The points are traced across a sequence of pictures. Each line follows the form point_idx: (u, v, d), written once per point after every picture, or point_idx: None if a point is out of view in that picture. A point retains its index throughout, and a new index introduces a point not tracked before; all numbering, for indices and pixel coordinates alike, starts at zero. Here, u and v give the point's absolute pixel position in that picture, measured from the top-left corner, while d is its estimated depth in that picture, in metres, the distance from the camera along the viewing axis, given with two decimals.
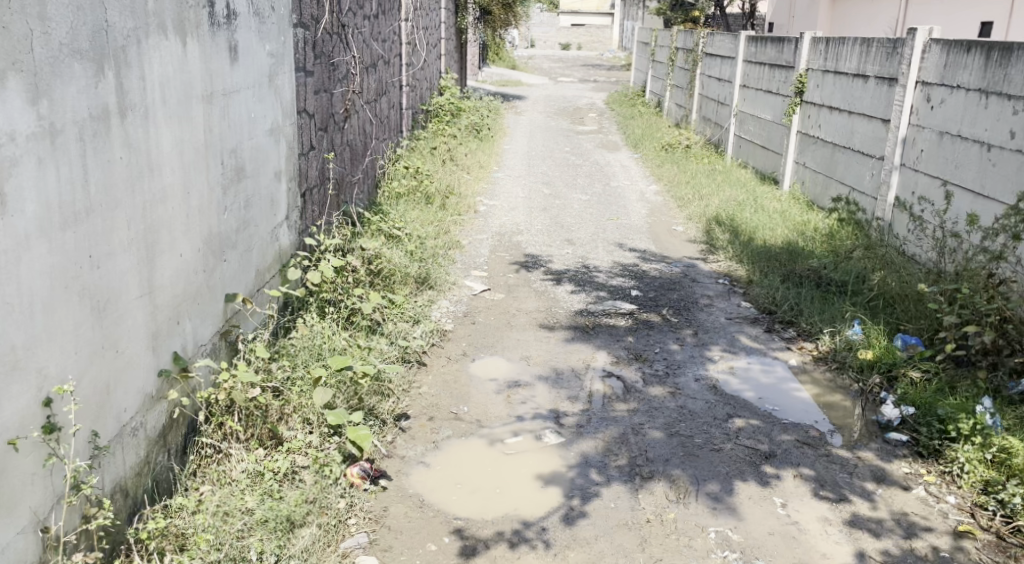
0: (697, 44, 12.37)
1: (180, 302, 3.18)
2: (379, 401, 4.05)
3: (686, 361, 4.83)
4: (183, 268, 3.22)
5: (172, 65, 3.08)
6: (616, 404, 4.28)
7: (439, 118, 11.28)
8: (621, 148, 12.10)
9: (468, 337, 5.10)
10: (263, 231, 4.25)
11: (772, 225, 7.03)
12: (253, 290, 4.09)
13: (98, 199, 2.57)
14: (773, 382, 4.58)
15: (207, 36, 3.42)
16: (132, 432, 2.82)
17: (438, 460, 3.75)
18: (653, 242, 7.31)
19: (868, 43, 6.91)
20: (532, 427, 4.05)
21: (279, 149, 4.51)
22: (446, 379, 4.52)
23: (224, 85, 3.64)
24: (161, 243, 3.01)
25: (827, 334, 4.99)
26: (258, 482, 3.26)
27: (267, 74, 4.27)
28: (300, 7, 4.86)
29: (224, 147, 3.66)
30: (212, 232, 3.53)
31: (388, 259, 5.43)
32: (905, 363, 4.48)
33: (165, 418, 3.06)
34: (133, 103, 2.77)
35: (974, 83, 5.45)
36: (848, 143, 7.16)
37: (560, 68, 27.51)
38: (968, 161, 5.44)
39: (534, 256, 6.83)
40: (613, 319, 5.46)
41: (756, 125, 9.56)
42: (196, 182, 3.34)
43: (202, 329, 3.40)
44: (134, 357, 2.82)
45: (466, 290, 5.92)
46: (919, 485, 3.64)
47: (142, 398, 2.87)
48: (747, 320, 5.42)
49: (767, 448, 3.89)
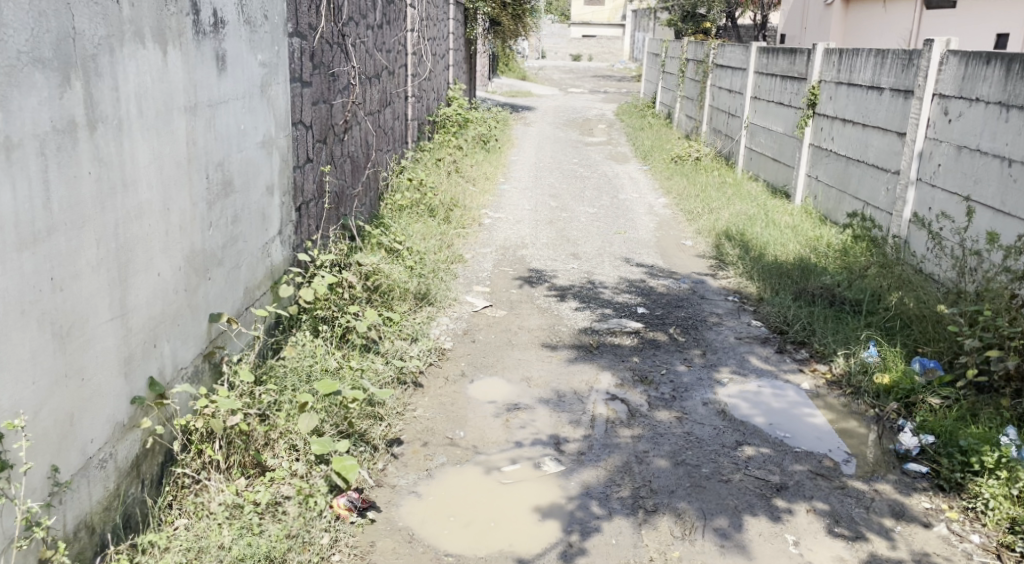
0: (708, 55, 12.17)
1: (156, 325, 3.01)
2: (371, 425, 3.88)
3: (694, 383, 4.64)
4: (161, 288, 3.06)
5: (151, 75, 2.93)
6: (620, 430, 4.09)
7: (446, 130, 11.16)
8: (631, 160, 11.93)
9: (467, 356, 4.93)
10: (253, 247, 4.08)
11: (783, 241, 6.85)
12: (241, 308, 3.90)
13: (63, 217, 2.40)
14: (785, 407, 4.40)
15: (190, 45, 3.27)
16: (100, 463, 2.64)
17: (430, 490, 3.56)
18: (660, 257, 7.13)
19: (883, 55, 6.73)
20: (531, 454, 3.87)
21: (271, 162, 4.35)
22: (443, 401, 4.34)
23: (210, 96, 3.48)
24: (136, 262, 2.85)
25: (841, 356, 4.80)
26: (237, 516, 3.07)
27: (258, 85, 4.12)
28: (296, 16, 4.71)
29: (209, 160, 3.50)
30: (195, 249, 3.37)
31: (386, 274, 5.28)
32: (923, 390, 4.26)
33: (139, 446, 2.89)
34: (103, 114, 2.61)
35: (994, 96, 5.25)
36: (863, 156, 6.98)
37: (570, 79, 27.42)
38: (988, 177, 5.24)
39: (539, 271, 6.65)
40: (618, 338, 5.27)
41: (767, 137, 9.40)
42: (177, 197, 3.18)
43: (182, 351, 3.23)
44: (104, 384, 2.64)
45: (468, 306, 5.77)
46: (941, 523, 3.42)
47: (112, 427, 2.70)
48: (757, 340, 5.23)
49: (778, 480, 3.68)
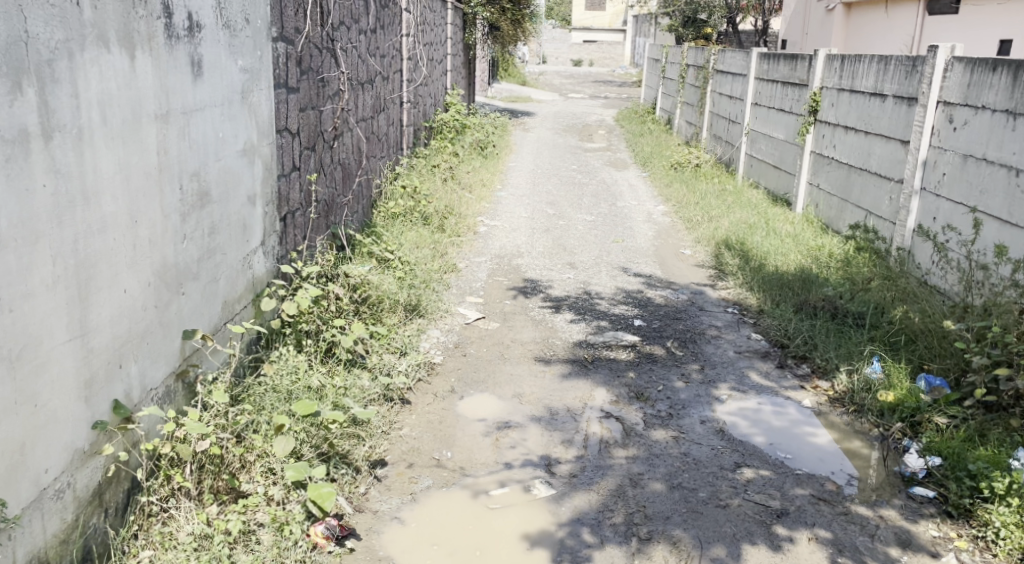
0: (709, 60, 12.00)
1: (123, 344, 2.85)
2: (353, 446, 3.72)
3: (691, 400, 4.48)
4: (129, 305, 2.89)
5: (117, 81, 2.78)
6: (615, 450, 3.93)
7: (442, 136, 11.02)
8: (630, 166, 11.78)
9: (458, 372, 4.76)
10: (233, 259, 3.93)
11: (783, 250, 6.69)
12: (218, 324, 3.74)
13: (12, 233, 2.27)
14: (786, 426, 4.24)
15: (162, 50, 3.12)
16: (56, 494, 2.49)
17: (413, 516, 3.40)
18: (659, 267, 6.97)
19: (886, 61, 6.57)
20: (521, 477, 3.70)
21: (253, 171, 4.19)
22: (431, 420, 4.18)
23: (184, 103, 3.33)
24: (100, 278, 2.70)
25: (844, 372, 4.64)
26: (206, 547, 2.92)
27: (239, 91, 3.97)
28: (281, 20, 4.56)
29: (183, 169, 3.35)
30: (167, 263, 3.20)
31: (375, 286, 5.13)
32: (929, 408, 4.10)
33: (102, 474, 2.73)
34: (61, 123, 2.46)
35: (1001, 104, 5.09)
36: (865, 164, 6.83)
37: (570, 84, 27.32)
38: (995, 187, 5.09)
39: (534, 281, 6.50)
40: (614, 352, 5.11)
41: (767, 144, 9.24)
42: (146, 209, 3.02)
43: (153, 371, 3.08)
44: (60, 410, 2.49)
45: (460, 317, 5.61)
46: (949, 552, 3.26)
47: (69, 455, 2.55)
48: (757, 354, 5.07)
49: (779, 505, 3.52)
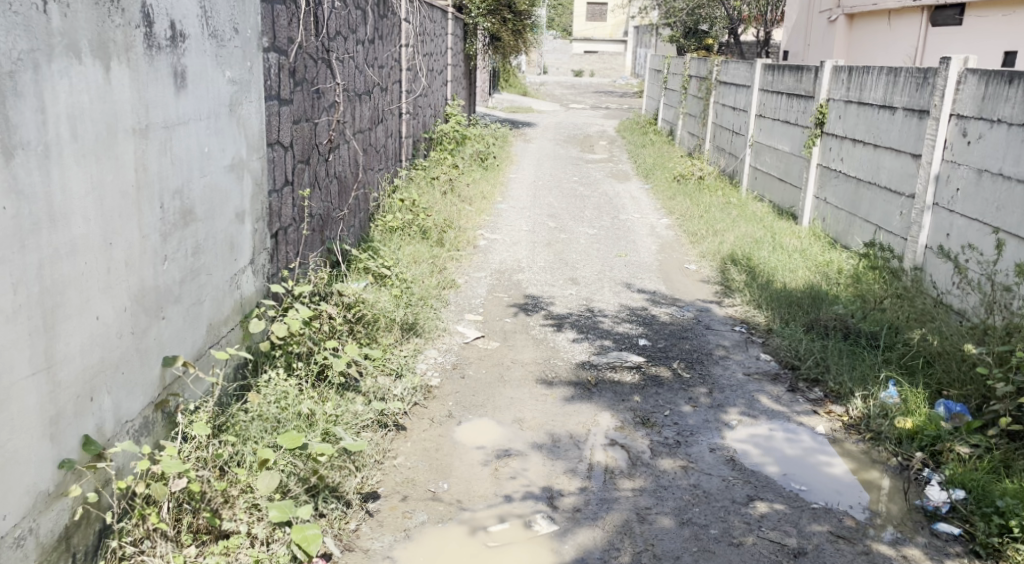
0: (710, 72, 11.92)
1: (95, 375, 2.65)
2: (344, 477, 3.52)
3: (700, 426, 4.28)
4: (102, 334, 2.70)
5: (90, 95, 2.59)
6: (620, 482, 3.73)
7: (442, 147, 10.84)
8: (632, 178, 11.61)
9: (455, 395, 4.57)
10: (219, 280, 3.73)
11: (791, 266, 6.49)
12: (202, 349, 3.54)
13: None
14: (799, 454, 4.04)
15: (142, 59, 2.93)
16: (14, 542, 2.30)
17: (407, 556, 3.20)
18: (663, 282, 6.77)
19: (896, 73, 6.39)
20: (521, 511, 3.50)
21: (241, 187, 4.00)
22: (426, 447, 3.98)
23: (166, 116, 3.14)
24: (69, 306, 2.50)
25: (859, 397, 4.44)
26: None
27: (227, 104, 3.78)
28: (273, 30, 4.38)
29: (164, 187, 3.16)
30: (146, 286, 3.01)
31: (370, 305, 4.93)
32: (950, 436, 3.90)
33: (68, 517, 2.55)
34: (24, 139, 2.28)
35: (1018, 117, 4.91)
36: (875, 178, 6.64)
37: (571, 94, 27.18)
38: (1013, 203, 4.90)
39: (535, 297, 6.31)
40: (618, 374, 4.91)
41: (772, 156, 9.06)
42: (123, 230, 2.83)
43: (129, 403, 2.88)
44: (21, 450, 2.31)
45: (458, 336, 5.41)
46: None
47: (31, 497, 2.36)
48: (767, 377, 4.86)
49: (795, 543, 3.32)
